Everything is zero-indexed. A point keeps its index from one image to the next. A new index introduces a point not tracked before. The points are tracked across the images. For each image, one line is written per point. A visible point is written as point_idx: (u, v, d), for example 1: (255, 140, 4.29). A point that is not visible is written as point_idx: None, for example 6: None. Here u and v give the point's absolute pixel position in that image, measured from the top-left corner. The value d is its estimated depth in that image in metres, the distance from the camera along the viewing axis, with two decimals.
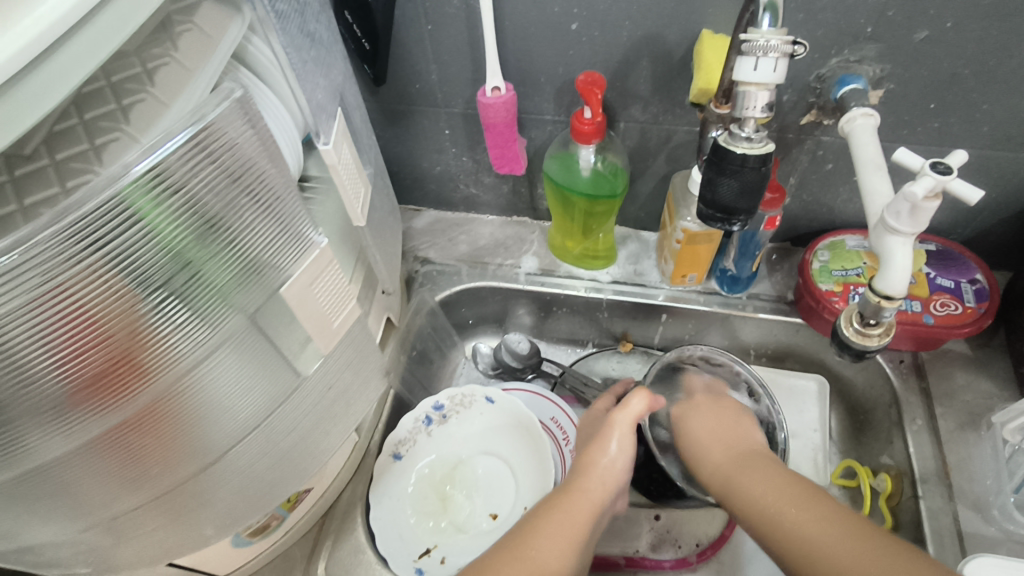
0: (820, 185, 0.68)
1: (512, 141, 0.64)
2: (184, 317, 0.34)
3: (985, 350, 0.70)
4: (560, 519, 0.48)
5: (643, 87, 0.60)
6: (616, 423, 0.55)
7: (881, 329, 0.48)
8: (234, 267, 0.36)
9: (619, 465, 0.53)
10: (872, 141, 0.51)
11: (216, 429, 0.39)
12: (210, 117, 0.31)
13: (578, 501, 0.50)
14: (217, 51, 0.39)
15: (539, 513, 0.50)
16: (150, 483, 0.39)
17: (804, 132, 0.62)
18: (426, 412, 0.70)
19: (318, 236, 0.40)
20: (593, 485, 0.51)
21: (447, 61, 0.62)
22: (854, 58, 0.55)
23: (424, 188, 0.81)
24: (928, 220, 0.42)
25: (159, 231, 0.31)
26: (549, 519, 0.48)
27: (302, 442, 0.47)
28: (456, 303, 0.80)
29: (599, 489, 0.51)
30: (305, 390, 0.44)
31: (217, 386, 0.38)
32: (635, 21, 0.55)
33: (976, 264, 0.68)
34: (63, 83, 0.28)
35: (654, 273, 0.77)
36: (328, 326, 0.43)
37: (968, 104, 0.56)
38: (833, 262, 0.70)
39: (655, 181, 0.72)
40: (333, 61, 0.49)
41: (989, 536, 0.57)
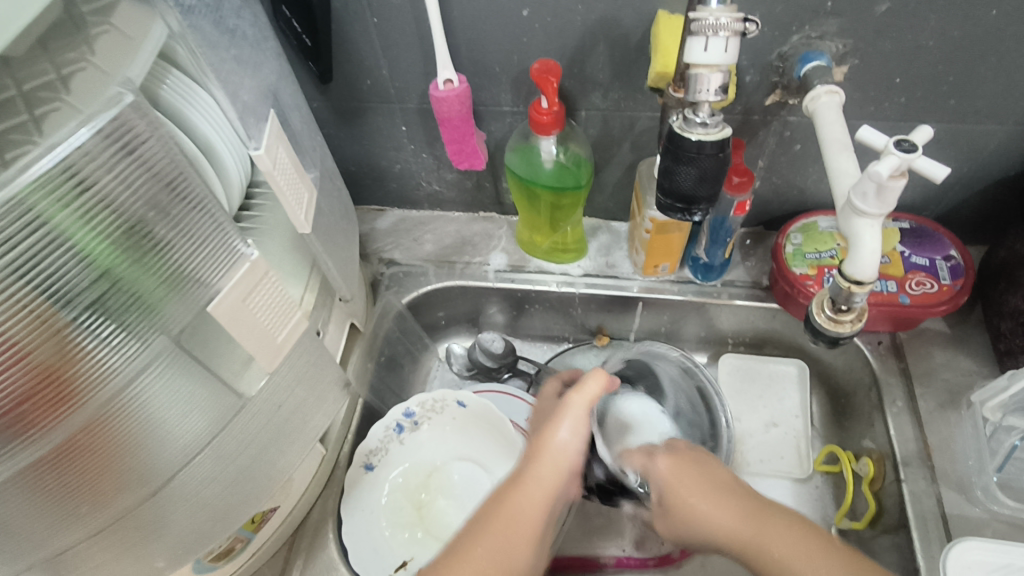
0: (789, 167, 0.66)
1: (469, 135, 0.61)
2: (110, 333, 0.31)
3: (962, 326, 0.69)
4: (498, 527, 0.46)
5: (602, 73, 0.58)
6: (570, 406, 0.51)
7: (853, 315, 0.46)
8: (163, 276, 0.33)
9: (573, 449, 0.50)
10: (837, 120, 0.49)
11: (155, 454, 0.37)
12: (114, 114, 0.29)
13: (515, 504, 0.48)
14: (139, 54, 0.36)
15: (490, 512, 0.48)
16: (87, 515, 0.36)
17: (769, 113, 0.60)
18: (396, 419, 0.67)
19: (248, 249, 0.37)
20: (543, 479, 0.49)
21: (397, 55, 0.59)
22: (816, 34, 0.53)
23: (385, 187, 0.78)
24: (895, 200, 0.40)
25: (73, 239, 0.28)
26: (489, 528, 0.46)
27: (255, 466, 0.44)
28: (425, 305, 0.77)
29: (551, 477, 0.49)
30: (251, 410, 0.42)
31: (154, 408, 0.35)
32: (588, 5, 0.53)
33: (950, 240, 0.67)
34: None
35: (626, 264, 0.75)
36: (271, 341, 0.40)
37: (935, 77, 0.55)
38: (806, 245, 0.69)
39: (622, 170, 0.70)
40: (267, 60, 0.46)
41: (974, 518, 0.56)
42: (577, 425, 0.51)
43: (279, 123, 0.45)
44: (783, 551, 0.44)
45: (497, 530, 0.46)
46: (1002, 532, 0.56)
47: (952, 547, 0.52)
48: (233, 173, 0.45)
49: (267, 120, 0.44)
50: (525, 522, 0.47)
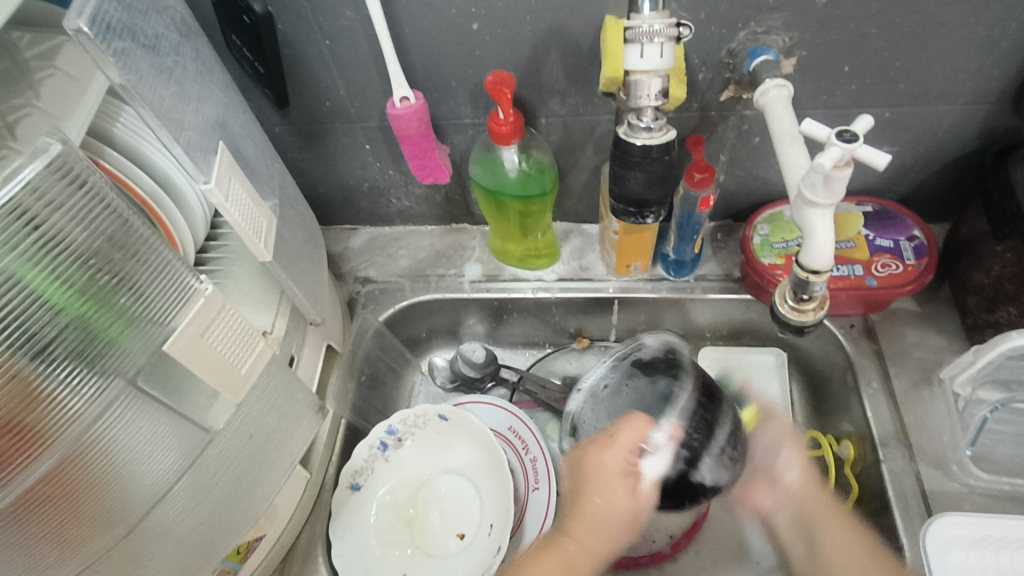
0: (751, 159, 0.67)
1: (431, 150, 0.61)
2: (69, 372, 0.31)
3: (933, 305, 0.69)
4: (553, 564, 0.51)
5: (557, 80, 0.59)
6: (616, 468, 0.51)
7: (815, 303, 0.47)
8: (120, 318, 0.33)
9: (614, 530, 0.52)
10: (786, 113, 0.50)
11: (127, 489, 0.37)
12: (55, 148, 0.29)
13: (564, 561, 0.51)
14: (82, 100, 0.36)
15: (539, 551, 0.53)
16: (61, 563, 0.35)
17: (726, 108, 0.61)
18: (380, 437, 0.67)
19: (201, 283, 0.37)
20: (603, 529, 0.52)
21: (353, 76, 0.59)
22: (762, 29, 0.53)
23: (356, 206, 0.78)
24: (842, 189, 0.41)
25: (28, 285, 0.28)
26: (546, 556, 0.52)
27: (233, 496, 0.44)
28: (403, 321, 0.78)
29: (595, 557, 0.52)
30: (221, 442, 0.42)
31: (121, 445, 0.35)
32: (537, 15, 0.53)
33: (913, 221, 0.68)
34: None
35: (600, 266, 0.76)
36: (236, 374, 0.40)
37: (882, 63, 0.56)
38: (773, 235, 0.69)
39: (588, 173, 0.70)
40: (214, 92, 0.46)
41: (952, 493, 0.57)
42: (607, 512, 0.52)
43: (230, 156, 0.44)
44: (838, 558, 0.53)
45: (555, 562, 0.51)
46: (981, 505, 0.57)
47: (932, 522, 0.53)
48: (195, 206, 0.48)
49: (216, 154, 0.43)
50: (584, 563, 0.51)
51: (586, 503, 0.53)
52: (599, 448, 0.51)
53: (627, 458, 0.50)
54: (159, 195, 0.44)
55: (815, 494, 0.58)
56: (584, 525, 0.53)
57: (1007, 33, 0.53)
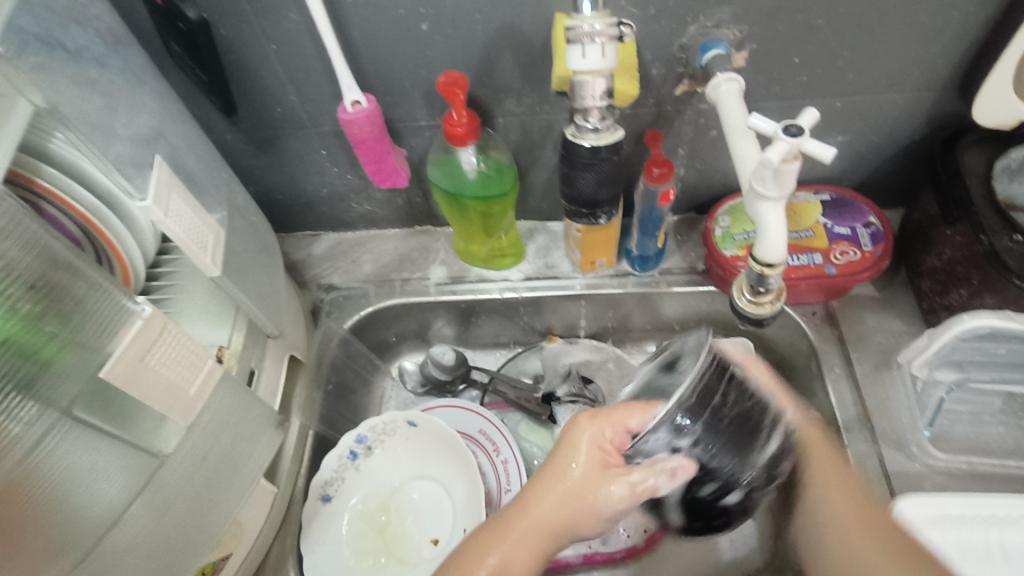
0: (709, 152, 0.67)
1: (387, 153, 0.60)
2: (2, 399, 0.30)
3: (890, 289, 0.71)
4: (500, 543, 0.45)
5: (512, 78, 0.58)
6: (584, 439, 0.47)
7: (772, 296, 0.47)
8: (52, 343, 0.32)
9: (559, 514, 0.46)
10: (737, 107, 0.50)
11: (75, 519, 0.35)
12: None
13: (507, 532, 0.46)
14: (8, 127, 0.33)
15: (480, 538, 0.46)
16: None
17: (681, 102, 0.61)
18: (349, 446, 0.66)
19: (140, 304, 0.36)
20: (558, 505, 0.46)
21: (302, 80, 0.58)
22: (711, 23, 0.54)
23: (316, 212, 0.77)
24: (792, 181, 0.41)
25: None
26: (494, 535, 0.46)
27: (193, 517, 0.43)
28: (369, 326, 0.77)
29: (538, 534, 0.45)
30: (172, 466, 0.40)
31: (64, 473, 0.33)
32: (485, 14, 0.53)
33: (868, 208, 0.69)
34: None
35: (566, 263, 0.76)
36: (183, 395, 0.39)
37: (830, 53, 0.56)
38: (733, 226, 0.70)
39: (549, 171, 0.70)
40: (151, 104, 0.44)
41: (914, 473, 0.58)
42: (569, 487, 0.46)
43: (169, 169, 0.43)
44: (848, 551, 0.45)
45: (500, 540, 0.45)
46: (941, 484, 0.58)
47: (900, 501, 0.53)
48: (141, 219, 0.47)
49: (153, 167, 0.42)
50: (536, 535, 0.45)
51: (550, 477, 0.47)
52: (583, 421, 0.47)
53: (608, 438, 0.46)
54: (102, 213, 0.43)
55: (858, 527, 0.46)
56: (535, 503, 0.46)
57: (948, 21, 0.54)
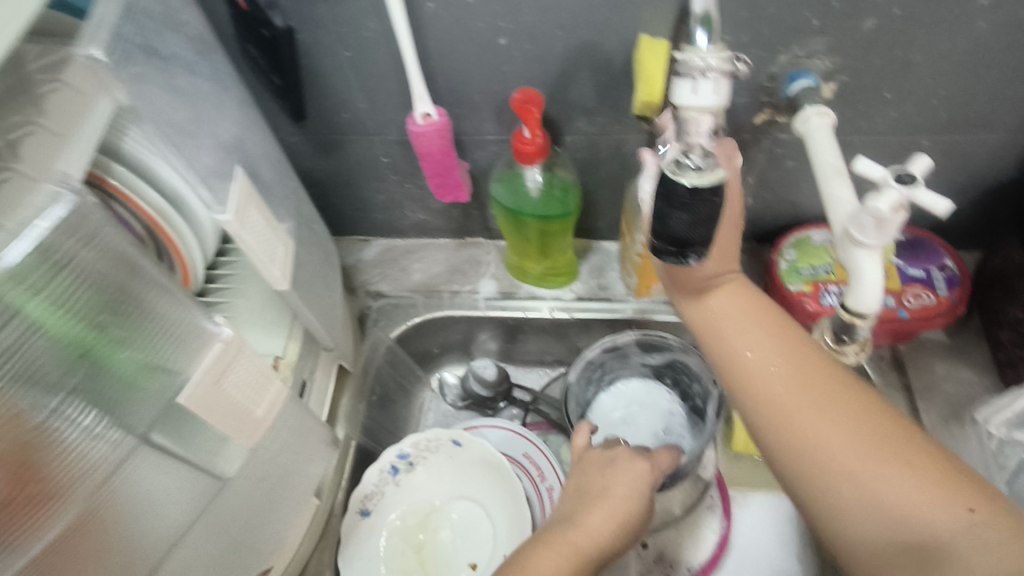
0: (781, 182, 0.65)
1: (453, 167, 0.59)
2: (82, 422, 0.30)
3: (961, 336, 0.67)
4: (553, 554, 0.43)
5: (587, 98, 0.56)
6: (637, 463, 0.49)
7: (856, 346, 0.45)
8: (135, 361, 0.32)
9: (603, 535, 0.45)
10: (829, 143, 0.47)
11: (137, 544, 0.34)
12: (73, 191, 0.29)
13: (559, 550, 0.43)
14: (89, 121, 0.33)
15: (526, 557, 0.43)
16: None
17: (759, 131, 0.59)
18: (391, 461, 0.64)
19: (218, 327, 0.36)
20: (609, 518, 0.46)
21: (373, 87, 0.57)
22: (803, 53, 0.51)
23: (370, 218, 0.76)
24: (893, 231, 0.39)
25: (39, 324, 0.27)
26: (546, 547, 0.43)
27: (247, 541, 0.43)
28: (415, 336, 0.75)
29: (587, 552, 0.44)
30: (234, 488, 0.40)
31: (134, 497, 0.33)
32: (568, 31, 0.51)
33: (946, 250, 0.66)
34: None
35: (620, 286, 0.74)
36: (250, 418, 0.39)
37: (925, 89, 0.53)
38: (800, 260, 0.67)
39: (612, 191, 0.68)
40: (231, 111, 0.43)
41: None
42: (619, 509, 0.46)
43: (248, 181, 0.42)
44: (813, 422, 0.36)
45: (554, 555, 0.42)
46: None
47: None
48: (206, 224, 0.46)
49: (233, 180, 0.41)
50: (589, 553, 0.44)
51: (605, 493, 0.47)
52: (633, 455, 0.50)
53: (656, 477, 0.49)
54: (165, 212, 0.42)
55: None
56: (590, 519, 0.46)
57: None
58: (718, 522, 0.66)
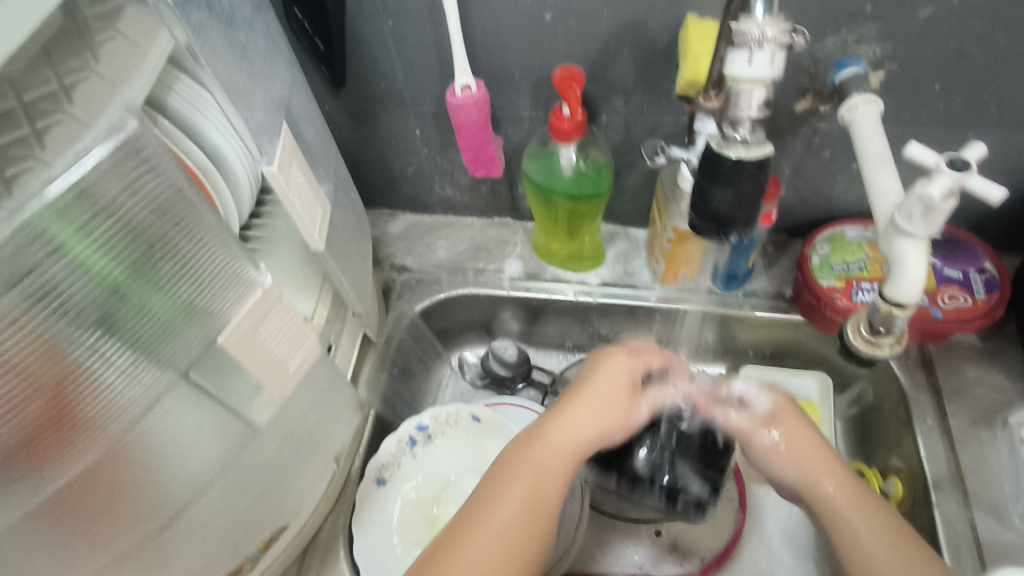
0: (818, 175, 0.64)
1: (487, 142, 0.59)
2: (120, 362, 0.31)
3: (994, 341, 0.66)
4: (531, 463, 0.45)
5: (627, 77, 0.56)
6: (623, 357, 0.52)
7: (892, 338, 0.44)
8: (177, 305, 0.33)
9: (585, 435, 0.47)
10: (875, 132, 0.46)
11: (167, 481, 0.36)
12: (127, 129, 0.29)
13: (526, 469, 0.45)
14: (144, 66, 0.34)
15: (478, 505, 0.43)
16: (96, 553, 0.35)
17: (799, 120, 0.58)
18: (409, 433, 0.65)
19: (261, 274, 0.37)
20: (592, 418, 0.48)
21: (412, 58, 0.57)
22: (852, 39, 0.50)
23: (398, 191, 0.76)
24: (943, 222, 0.38)
25: (80, 262, 0.28)
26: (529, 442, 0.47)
27: (269, 492, 0.44)
28: (438, 312, 0.75)
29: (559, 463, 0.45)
30: (264, 437, 0.41)
31: (165, 437, 0.35)
32: (614, 7, 0.50)
33: (984, 252, 0.64)
34: None
35: (646, 273, 0.73)
36: (283, 369, 0.40)
37: (976, 83, 0.52)
38: (833, 255, 0.66)
39: (644, 176, 0.68)
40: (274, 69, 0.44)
41: (1008, 543, 0.54)
42: (601, 416, 0.48)
43: (292, 140, 0.44)
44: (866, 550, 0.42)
45: (531, 464, 0.44)
46: None
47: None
48: (245, 183, 0.42)
49: (280, 136, 0.43)
50: (569, 451, 0.46)
51: (586, 391, 0.49)
52: (622, 356, 0.52)
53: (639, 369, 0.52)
54: (207, 170, 0.38)
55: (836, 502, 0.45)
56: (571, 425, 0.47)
57: None
58: (734, 515, 0.65)
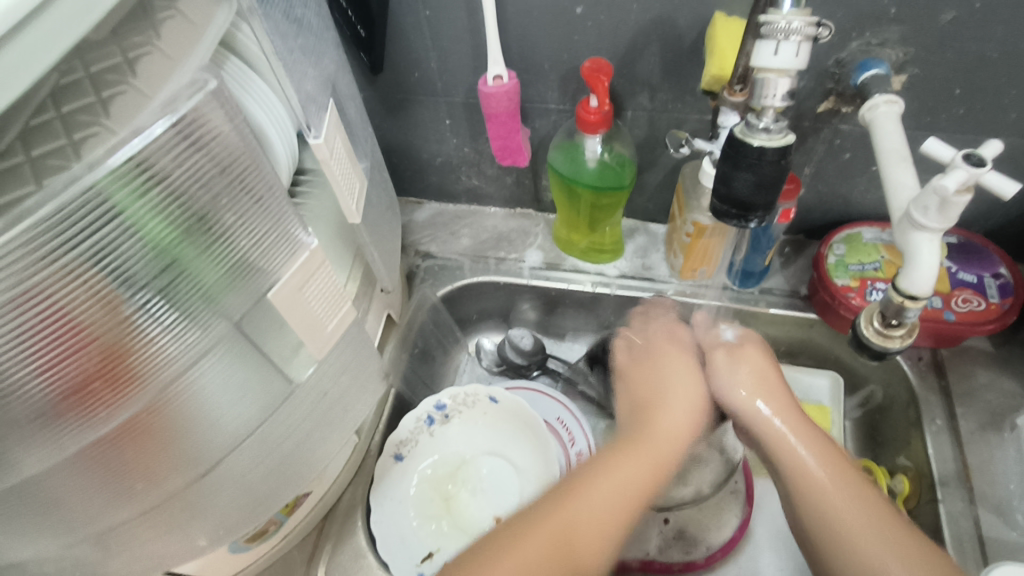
0: (837, 176, 0.65)
1: (515, 131, 0.61)
2: (171, 320, 0.34)
3: (1007, 347, 0.67)
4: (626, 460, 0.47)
5: (653, 73, 0.58)
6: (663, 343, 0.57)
7: (904, 330, 0.46)
8: (225, 266, 0.35)
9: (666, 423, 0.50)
10: (895, 131, 0.48)
11: (207, 432, 0.39)
12: (184, 109, 0.30)
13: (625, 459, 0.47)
14: (202, 42, 0.35)
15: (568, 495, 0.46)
16: (139, 494, 0.39)
17: (820, 120, 0.59)
18: (428, 411, 0.68)
19: (308, 237, 0.40)
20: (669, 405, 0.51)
21: (447, 48, 0.59)
22: (876, 41, 0.52)
23: (425, 180, 0.78)
24: (958, 215, 0.39)
25: (139, 226, 0.30)
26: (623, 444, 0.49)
27: (299, 449, 0.47)
28: (459, 298, 0.78)
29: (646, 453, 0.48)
30: (298, 396, 0.44)
31: (207, 392, 0.37)
32: (644, 4, 0.52)
33: (1000, 258, 0.65)
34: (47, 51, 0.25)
35: (663, 267, 0.74)
36: (321, 331, 0.42)
37: (996, 89, 0.53)
38: (849, 255, 0.67)
39: (665, 172, 0.69)
40: (320, 51, 0.46)
41: (1011, 542, 0.55)
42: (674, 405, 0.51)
43: (337, 115, 0.46)
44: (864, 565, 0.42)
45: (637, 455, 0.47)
46: None
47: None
48: (283, 160, 0.43)
49: (327, 110, 0.45)
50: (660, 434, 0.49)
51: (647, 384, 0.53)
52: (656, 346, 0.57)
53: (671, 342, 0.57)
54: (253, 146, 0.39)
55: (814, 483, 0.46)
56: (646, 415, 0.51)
57: None
58: (740, 507, 0.66)
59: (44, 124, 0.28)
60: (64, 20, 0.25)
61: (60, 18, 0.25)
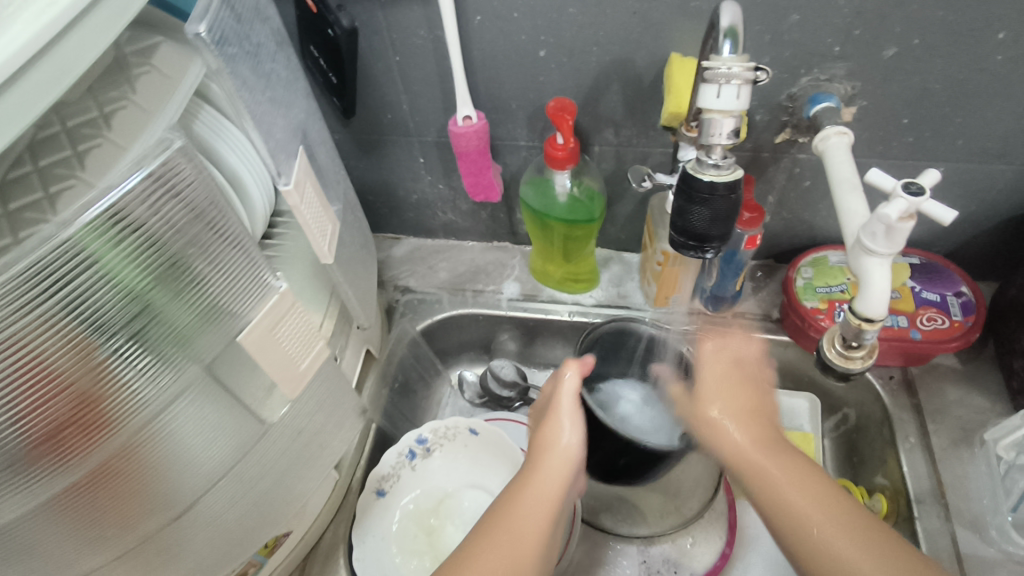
0: (799, 203, 0.67)
1: (486, 168, 0.63)
2: (144, 366, 0.34)
3: (974, 363, 0.69)
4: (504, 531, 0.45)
5: (616, 111, 0.60)
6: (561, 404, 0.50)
7: (864, 351, 0.47)
8: (197, 310, 0.36)
9: (575, 449, 0.49)
10: (845, 161, 0.50)
11: (179, 475, 0.39)
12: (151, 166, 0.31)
13: (528, 497, 0.47)
14: (177, 93, 0.37)
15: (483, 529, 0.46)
16: (112, 539, 0.39)
17: (779, 150, 0.61)
18: (409, 445, 0.68)
19: (278, 280, 0.40)
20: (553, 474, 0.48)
21: (418, 91, 0.61)
22: (824, 77, 0.54)
23: (402, 217, 0.80)
24: (904, 240, 0.41)
25: (114, 276, 0.31)
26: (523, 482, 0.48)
27: (274, 489, 0.47)
28: (438, 332, 0.78)
29: (559, 476, 0.48)
30: (273, 436, 0.45)
31: (180, 436, 0.38)
32: (603, 47, 0.55)
33: (960, 277, 0.67)
34: (14, 120, 0.26)
35: (639, 295, 0.76)
36: (295, 369, 0.43)
37: (941, 117, 0.56)
38: (816, 278, 0.69)
39: (635, 204, 0.72)
40: (290, 100, 0.48)
41: (989, 557, 0.56)
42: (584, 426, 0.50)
43: (306, 160, 0.48)
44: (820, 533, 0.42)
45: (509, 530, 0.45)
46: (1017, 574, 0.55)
47: None
48: (260, 206, 0.46)
49: (296, 158, 0.46)
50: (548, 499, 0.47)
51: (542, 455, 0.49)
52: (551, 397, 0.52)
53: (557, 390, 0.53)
54: (228, 191, 0.41)
55: (804, 495, 0.45)
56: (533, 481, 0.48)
57: None
58: (724, 529, 0.66)
59: (20, 177, 0.31)
60: (36, 90, 0.27)
61: (30, 89, 0.26)
